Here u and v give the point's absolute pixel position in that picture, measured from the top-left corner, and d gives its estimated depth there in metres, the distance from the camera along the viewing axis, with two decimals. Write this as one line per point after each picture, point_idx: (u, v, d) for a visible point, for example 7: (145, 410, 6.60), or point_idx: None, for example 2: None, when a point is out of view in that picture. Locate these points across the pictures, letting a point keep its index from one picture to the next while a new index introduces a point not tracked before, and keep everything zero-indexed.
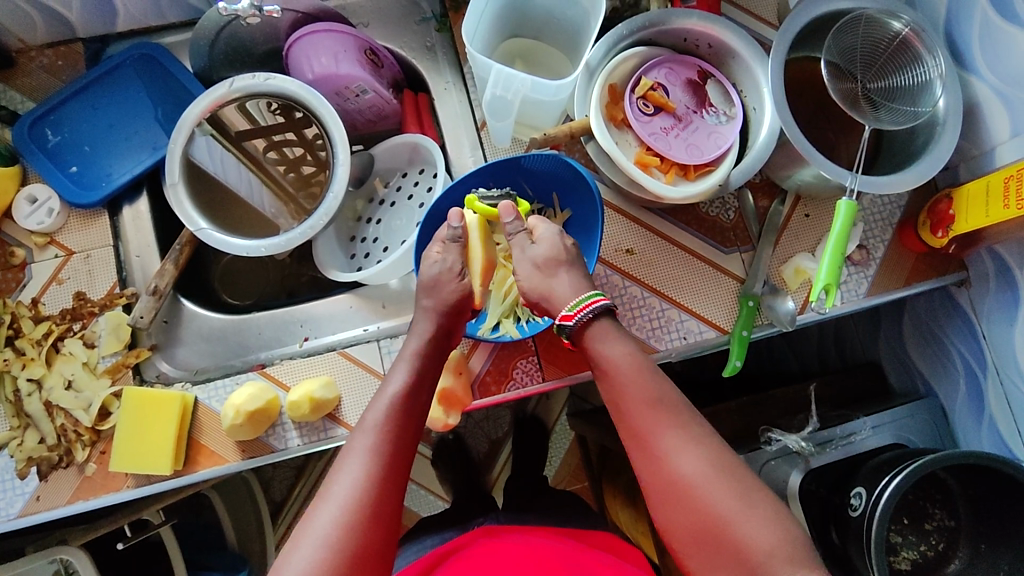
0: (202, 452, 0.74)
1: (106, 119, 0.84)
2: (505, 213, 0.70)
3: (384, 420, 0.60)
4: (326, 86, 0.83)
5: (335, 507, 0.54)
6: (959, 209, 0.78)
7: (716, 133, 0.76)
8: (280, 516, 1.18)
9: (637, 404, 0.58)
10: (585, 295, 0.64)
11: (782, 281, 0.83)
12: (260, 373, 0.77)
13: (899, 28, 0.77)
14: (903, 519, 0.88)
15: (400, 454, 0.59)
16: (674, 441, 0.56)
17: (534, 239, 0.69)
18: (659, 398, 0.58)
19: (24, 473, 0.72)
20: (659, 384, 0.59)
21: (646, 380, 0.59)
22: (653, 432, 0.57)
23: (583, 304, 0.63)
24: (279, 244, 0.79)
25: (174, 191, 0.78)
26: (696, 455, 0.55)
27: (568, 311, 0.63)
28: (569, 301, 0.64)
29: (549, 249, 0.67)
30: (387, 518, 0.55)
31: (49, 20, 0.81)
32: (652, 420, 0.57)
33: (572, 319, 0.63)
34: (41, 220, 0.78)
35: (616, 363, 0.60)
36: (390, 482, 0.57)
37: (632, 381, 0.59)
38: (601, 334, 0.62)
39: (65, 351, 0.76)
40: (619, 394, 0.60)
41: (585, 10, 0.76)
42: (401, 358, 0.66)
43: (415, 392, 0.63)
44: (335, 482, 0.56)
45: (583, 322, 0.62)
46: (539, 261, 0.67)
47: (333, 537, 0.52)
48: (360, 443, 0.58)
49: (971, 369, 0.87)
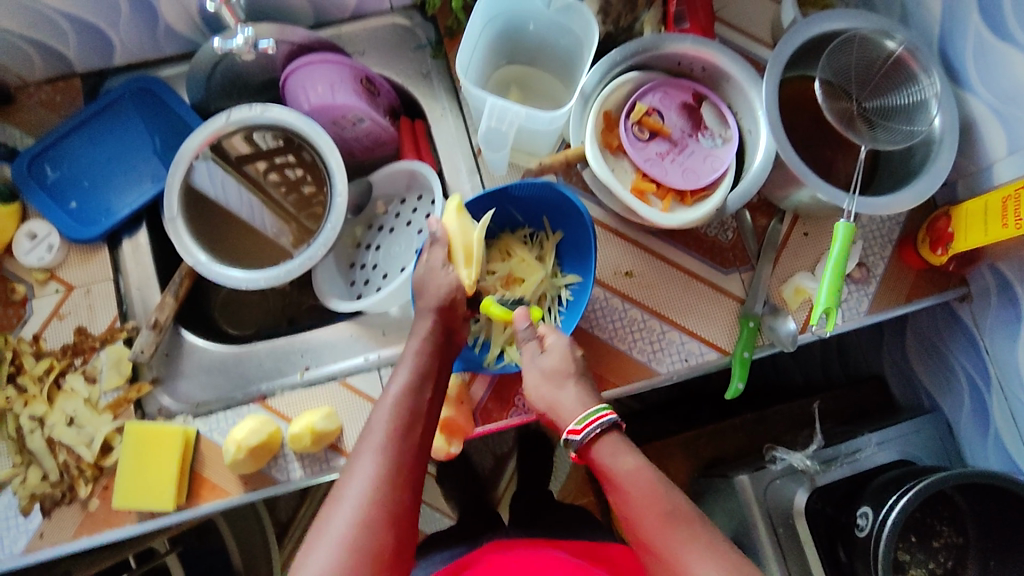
0: (204, 486, 0.74)
1: (104, 154, 0.84)
2: (518, 320, 0.71)
3: (391, 418, 0.61)
4: (323, 116, 0.83)
5: (348, 508, 0.54)
6: (957, 227, 0.78)
7: (712, 156, 0.76)
8: (286, 536, 1.14)
9: (650, 521, 0.56)
10: (593, 408, 0.63)
11: (783, 301, 0.83)
12: (262, 406, 0.77)
13: (893, 47, 0.77)
14: (911, 537, 0.85)
15: (409, 451, 0.59)
16: (692, 555, 0.54)
17: (543, 348, 0.70)
18: (672, 509, 0.56)
19: (27, 510, 0.72)
20: (670, 496, 0.57)
21: (657, 493, 0.57)
22: (668, 547, 0.54)
23: (590, 418, 0.62)
24: (278, 275, 0.79)
25: (174, 226, 0.79)
26: (716, 567, 0.53)
27: (577, 425, 0.62)
28: (575, 416, 0.63)
29: (557, 359, 0.68)
30: (402, 514, 0.55)
31: (47, 57, 0.81)
32: (668, 536, 0.55)
33: (580, 433, 0.62)
34: (41, 256, 0.79)
35: (625, 479, 0.58)
36: (401, 480, 0.57)
37: (641, 492, 0.57)
38: (610, 449, 0.61)
39: (66, 387, 0.76)
40: (630, 514, 0.58)
41: (578, 37, 0.76)
42: (404, 358, 0.67)
43: (419, 390, 0.64)
44: (348, 483, 0.56)
45: (591, 437, 0.62)
46: (547, 370, 0.67)
47: (348, 539, 0.52)
48: (368, 444, 0.59)
49: (975, 385, 0.87)
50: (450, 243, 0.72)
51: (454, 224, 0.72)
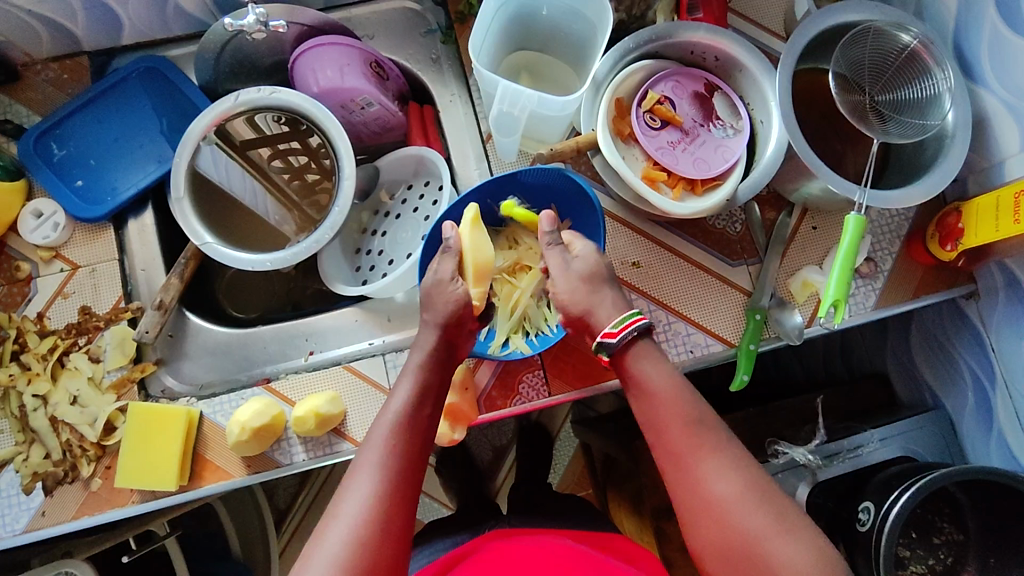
0: (207, 467, 0.74)
1: (110, 133, 0.84)
2: (545, 221, 0.68)
3: (388, 437, 0.61)
4: (332, 99, 0.83)
5: (342, 528, 0.54)
6: (967, 223, 0.78)
7: (723, 146, 0.76)
8: (284, 524, 1.18)
9: (673, 423, 0.59)
10: (627, 314, 0.63)
11: (790, 294, 0.82)
12: (265, 389, 0.77)
13: (908, 40, 0.76)
14: (912, 533, 0.86)
15: (406, 471, 0.59)
16: (708, 461, 0.57)
17: (571, 254, 0.67)
18: (697, 418, 0.59)
19: (29, 488, 0.72)
20: (696, 406, 0.60)
21: (684, 402, 0.60)
22: (686, 450, 0.57)
23: (625, 323, 0.62)
24: (284, 258, 0.78)
25: (180, 207, 0.78)
26: (729, 475, 0.56)
27: (613, 328, 0.62)
28: (611, 320, 0.63)
29: (590, 264, 0.66)
30: (396, 534, 0.56)
31: (55, 33, 0.81)
32: (690, 440, 0.58)
33: (616, 336, 0.62)
34: (46, 235, 0.78)
35: (654, 385, 0.61)
36: (398, 501, 0.57)
37: (670, 401, 0.60)
38: (641, 355, 0.62)
39: (70, 366, 0.76)
40: (655, 414, 0.60)
41: (591, 24, 0.75)
42: (406, 371, 0.66)
43: (419, 407, 0.64)
44: (343, 500, 0.56)
45: (626, 340, 0.62)
46: (583, 276, 0.65)
47: (342, 558, 0.53)
48: (365, 461, 0.59)
49: (980, 382, 0.87)
50: (462, 257, 0.71)
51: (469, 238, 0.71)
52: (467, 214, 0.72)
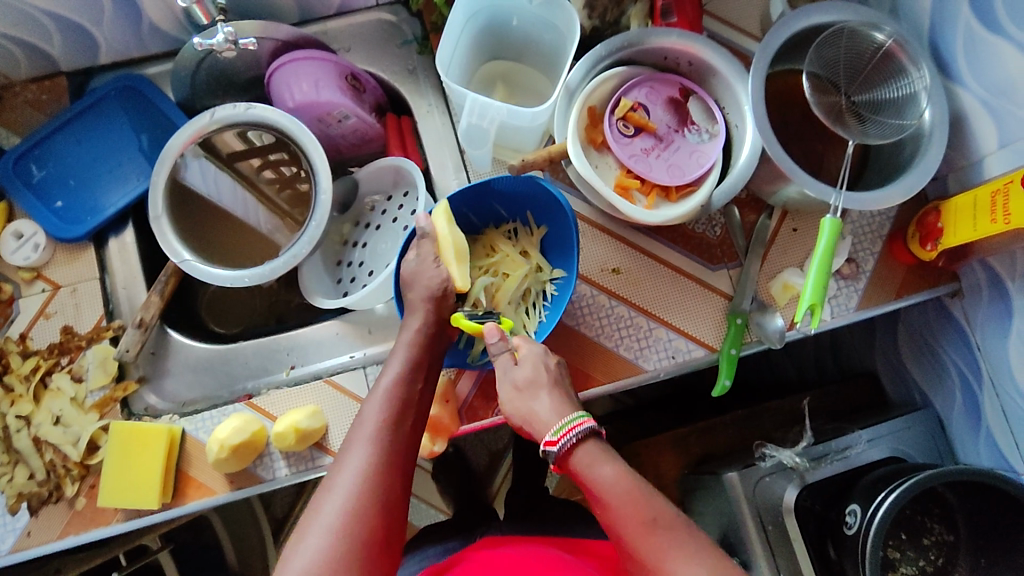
0: (190, 485, 0.74)
1: (90, 152, 0.84)
2: (488, 333, 0.67)
3: (382, 410, 0.61)
4: (308, 113, 0.83)
5: (341, 498, 0.55)
6: (946, 222, 0.77)
7: (697, 151, 0.75)
8: (282, 534, 1.13)
9: (632, 532, 0.56)
10: (570, 417, 0.62)
11: (771, 298, 0.82)
12: (247, 404, 0.77)
13: (883, 40, 0.76)
14: (902, 534, 0.86)
15: (400, 443, 0.60)
16: (677, 565, 0.53)
17: (516, 360, 0.67)
18: (655, 517, 0.56)
19: (14, 509, 0.73)
20: (653, 504, 0.57)
21: (639, 502, 0.57)
22: (655, 561, 0.54)
23: (565, 428, 0.61)
24: (262, 274, 0.79)
25: (158, 225, 0.79)
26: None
27: (553, 436, 0.61)
28: (550, 426, 0.62)
29: (530, 369, 0.66)
30: (391, 503, 0.56)
31: (32, 55, 0.81)
32: (651, 547, 0.55)
33: (556, 444, 0.61)
34: (27, 256, 0.78)
35: (606, 489, 0.57)
36: (393, 471, 0.58)
37: (623, 506, 0.57)
38: (587, 458, 0.60)
39: (53, 386, 0.77)
40: (614, 522, 0.57)
41: (562, 33, 0.75)
42: (396, 349, 0.67)
43: (412, 380, 0.65)
44: (338, 475, 0.57)
45: (568, 446, 0.60)
46: (519, 383, 0.65)
47: (337, 530, 0.53)
48: (360, 434, 0.59)
49: (967, 381, 0.86)
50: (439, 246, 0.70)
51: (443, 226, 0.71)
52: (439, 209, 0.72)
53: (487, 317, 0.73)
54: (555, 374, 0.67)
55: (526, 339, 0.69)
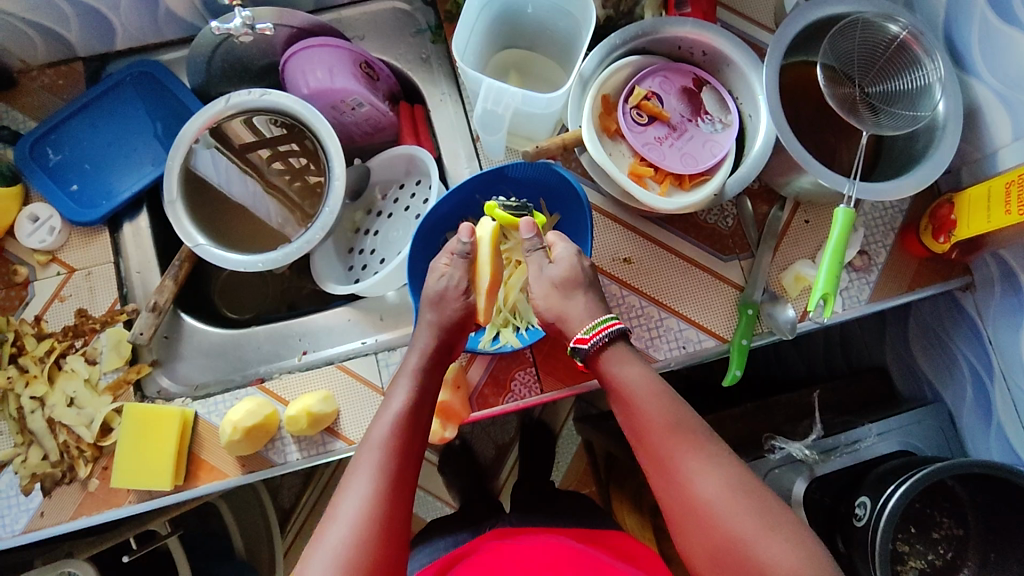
0: (202, 467, 0.75)
1: (106, 137, 0.85)
2: (523, 229, 0.70)
3: (387, 434, 0.61)
4: (322, 100, 0.83)
5: (345, 525, 0.55)
6: (960, 214, 0.77)
7: (711, 141, 0.76)
8: (288, 523, 1.17)
9: (654, 428, 0.59)
10: (602, 319, 0.65)
11: (782, 289, 0.82)
12: (259, 388, 0.77)
13: (897, 31, 0.76)
14: (910, 528, 0.86)
15: (406, 467, 0.60)
16: (692, 463, 0.56)
17: (549, 259, 0.70)
18: (675, 419, 0.59)
19: (28, 490, 0.73)
20: (675, 408, 0.60)
21: (663, 403, 0.60)
22: (672, 457, 0.57)
23: (598, 327, 0.64)
24: (275, 259, 0.79)
25: (173, 209, 0.79)
26: (715, 475, 0.55)
27: (585, 334, 0.64)
28: (583, 325, 0.65)
29: (566, 269, 0.68)
30: (397, 529, 0.56)
31: (49, 40, 0.82)
32: (669, 443, 0.58)
33: (588, 341, 0.64)
34: (42, 239, 0.79)
35: (632, 387, 0.61)
36: (398, 496, 0.58)
37: (647, 404, 0.60)
38: (617, 358, 0.64)
39: (67, 368, 0.77)
40: (635, 419, 0.60)
41: (577, 21, 0.75)
42: (402, 373, 0.67)
43: (418, 404, 0.65)
44: (344, 502, 0.57)
45: (600, 345, 0.64)
46: (556, 281, 0.68)
47: (344, 559, 0.53)
48: (366, 458, 0.59)
49: (978, 375, 0.86)
50: (476, 262, 0.73)
51: (486, 250, 0.73)
52: (485, 227, 0.73)
53: (522, 211, 0.76)
54: (589, 277, 0.69)
55: (560, 238, 0.71)
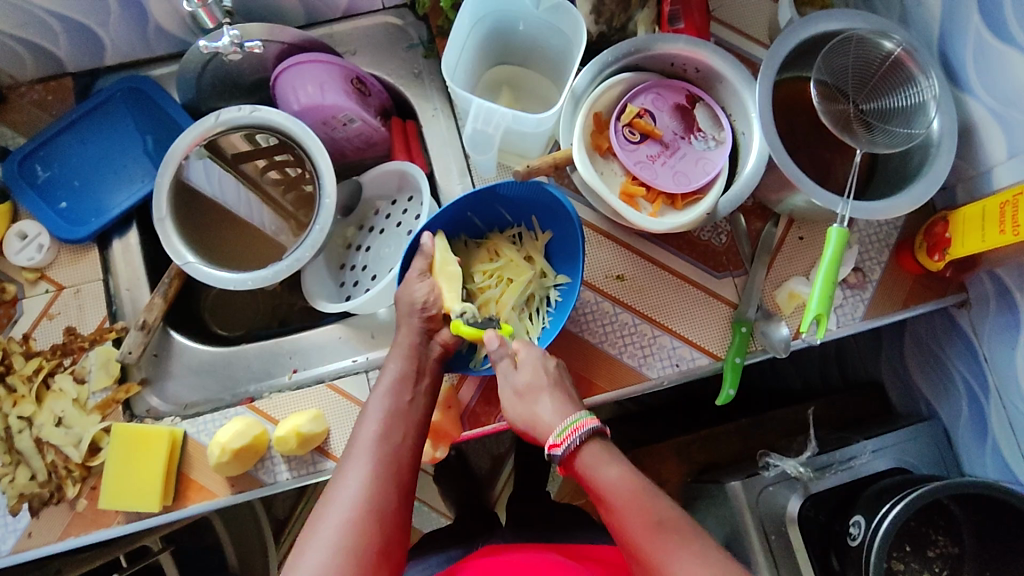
0: (192, 487, 0.74)
1: (96, 154, 0.84)
2: (488, 341, 0.67)
3: (380, 424, 0.63)
4: (313, 116, 0.83)
5: (340, 512, 0.56)
6: (954, 232, 0.77)
7: (703, 159, 0.75)
8: (283, 535, 1.13)
9: (637, 529, 0.57)
10: (574, 417, 0.62)
11: (776, 306, 0.82)
12: (248, 407, 0.77)
13: (891, 48, 0.75)
14: (906, 546, 0.84)
15: (398, 453, 0.61)
16: (677, 564, 0.55)
17: (516, 365, 0.67)
18: (659, 517, 0.57)
19: (15, 510, 0.72)
20: (657, 504, 0.58)
21: (644, 503, 0.58)
22: (660, 557, 0.55)
23: (569, 430, 0.61)
24: (266, 277, 0.78)
25: (162, 227, 0.79)
26: (704, 574, 0.54)
27: (556, 439, 0.61)
28: (553, 428, 0.62)
29: (530, 373, 0.66)
30: (395, 515, 0.58)
31: (38, 56, 0.81)
32: (656, 545, 0.56)
33: (560, 447, 0.61)
34: (31, 257, 0.79)
35: (613, 489, 0.59)
36: (391, 484, 0.59)
37: (629, 506, 0.58)
38: (594, 459, 0.61)
39: (55, 387, 0.76)
40: (618, 521, 0.58)
41: (569, 38, 0.75)
42: (389, 362, 0.68)
43: (405, 395, 0.66)
44: (339, 487, 0.58)
45: (572, 449, 0.61)
46: (519, 388, 0.65)
47: (338, 543, 0.54)
48: (358, 448, 0.61)
49: (973, 392, 0.85)
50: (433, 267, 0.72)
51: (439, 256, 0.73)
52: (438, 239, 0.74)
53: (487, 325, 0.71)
54: (555, 375, 0.67)
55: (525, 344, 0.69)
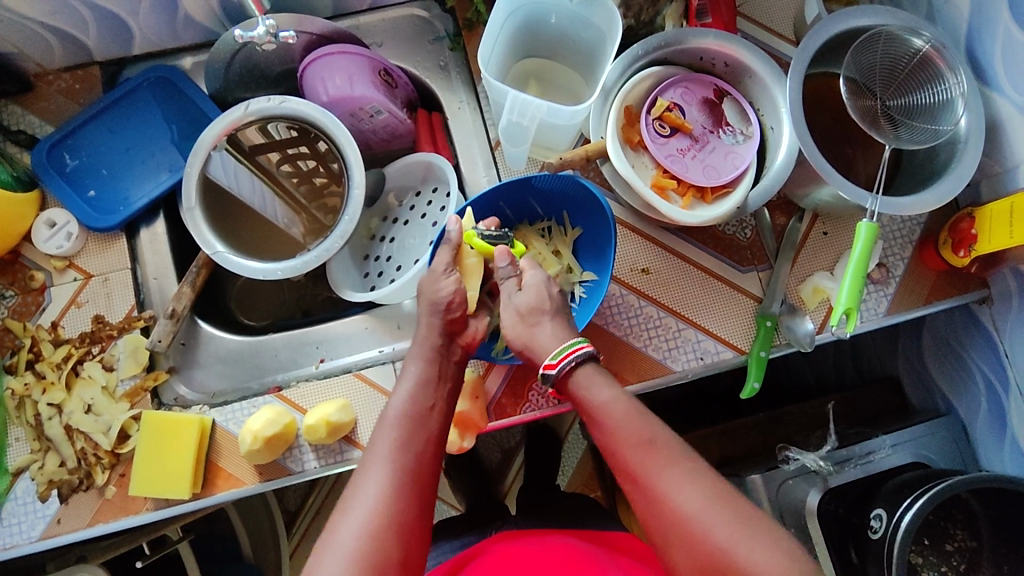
0: (220, 475, 0.74)
1: (123, 143, 0.84)
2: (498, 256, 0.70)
3: (396, 432, 0.61)
4: (341, 107, 0.83)
5: (358, 519, 0.55)
6: (981, 229, 0.77)
7: (732, 153, 0.75)
8: (294, 525, 1.17)
9: (625, 443, 0.59)
10: (569, 342, 0.65)
11: (801, 301, 0.82)
12: (276, 397, 0.77)
13: (921, 45, 0.76)
14: (924, 540, 0.85)
15: (417, 461, 0.60)
16: (668, 478, 0.56)
17: (520, 287, 0.69)
18: (650, 436, 0.58)
19: (45, 496, 0.73)
20: (648, 423, 0.59)
21: (635, 421, 0.59)
22: (648, 471, 0.57)
23: (565, 351, 0.64)
24: (295, 266, 0.78)
25: (191, 216, 0.79)
26: (692, 488, 0.55)
27: (552, 360, 0.64)
28: (550, 351, 0.65)
29: (532, 297, 0.67)
30: (415, 524, 0.56)
31: (67, 44, 0.81)
32: (644, 460, 0.57)
33: (555, 367, 0.64)
34: (60, 244, 0.79)
35: (604, 408, 0.61)
36: (410, 492, 0.57)
37: (619, 422, 0.60)
38: (587, 380, 0.63)
39: (84, 375, 0.77)
40: (610, 439, 0.60)
41: (600, 31, 0.75)
42: (406, 369, 0.67)
43: (423, 401, 0.64)
44: (355, 495, 0.57)
45: (568, 369, 0.63)
46: (522, 310, 0.67)
47: (357, 550, 0.53)
48: (374, 455, 0.59)
49: (992, 387, 0.86)
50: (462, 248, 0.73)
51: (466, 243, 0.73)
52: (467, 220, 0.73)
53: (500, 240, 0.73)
54: (558, 302, 0.68)
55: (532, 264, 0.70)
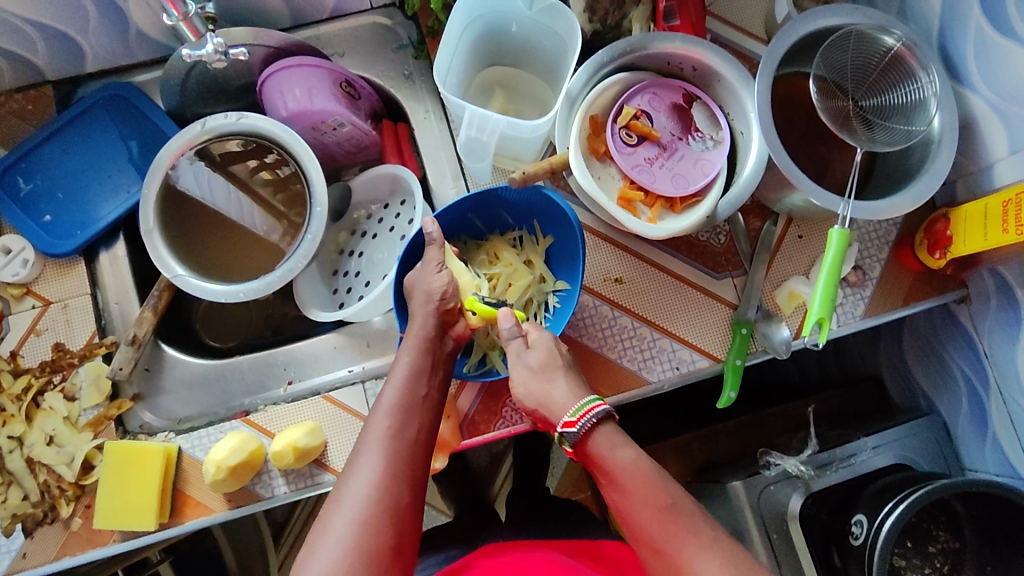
0: (187, 504, 0.73)
1: (79, 164, 0.82)
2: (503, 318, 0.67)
3: (391, 419, 0.60)
4: (302, 122, 0.81)
5: (351, 508, 0.54)
6: (956, 230, 0.76)
7: (702, 159, 0.74)
8: (282, 536, 1.13)
9: (644, 510, 0.56)
10: (586, 400, 0.62)
11: (776, 307, 0.81)
12: (243, 421, 0.76)
13: (891, 43, 0.74)
14: (907, 542, 0.83)
15: (410, 447, 0.59)
16: (689, 549, 0.54)
17: (527, 346, 0.66)
18: (670, 502, 0.56)
19: (8, 531, 0.71)
20: (666, 488, 0.58)
21: (655, 487, 0.57)
22: (667, 542, 0.55)
23: (584, 410, 0.61)
24: (256, 288, 0.77)
25: (150, 238, 0.78)
26: (711, 559, 0.54)
27: (572, 417, 0.61)
28: (569, 407, 0.62)
29: (544, 355, 0.65)
30: (407, 511, 0.56)
31: (16, 65, 0.79)
32: (666, 530, 0.55)
33: (574, 426, 0.60)
34: (16, 272, 0.77)
35: (626, 473, 0.58)
36: (404, 478, 0.57)
37: (639, 489, 0.57)
38: (606, 441, 0.60)
39: (45, 406, 0.75)
40: (625, 505, 0.58)
41: (562, 38, 0.73)
42: (402, 352, 0.65)
43: (417, 385, 0.63)
44: (348, 483, 0.56)
45: (585, 430, 0.60)
46: (533, 366, 0.65)
47: (350, 539, 0.53)
48: (367, 441, 0.58)
49: (973, 387, 0.85)
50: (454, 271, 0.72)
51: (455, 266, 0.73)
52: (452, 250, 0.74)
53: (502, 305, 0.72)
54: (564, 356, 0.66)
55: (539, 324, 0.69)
